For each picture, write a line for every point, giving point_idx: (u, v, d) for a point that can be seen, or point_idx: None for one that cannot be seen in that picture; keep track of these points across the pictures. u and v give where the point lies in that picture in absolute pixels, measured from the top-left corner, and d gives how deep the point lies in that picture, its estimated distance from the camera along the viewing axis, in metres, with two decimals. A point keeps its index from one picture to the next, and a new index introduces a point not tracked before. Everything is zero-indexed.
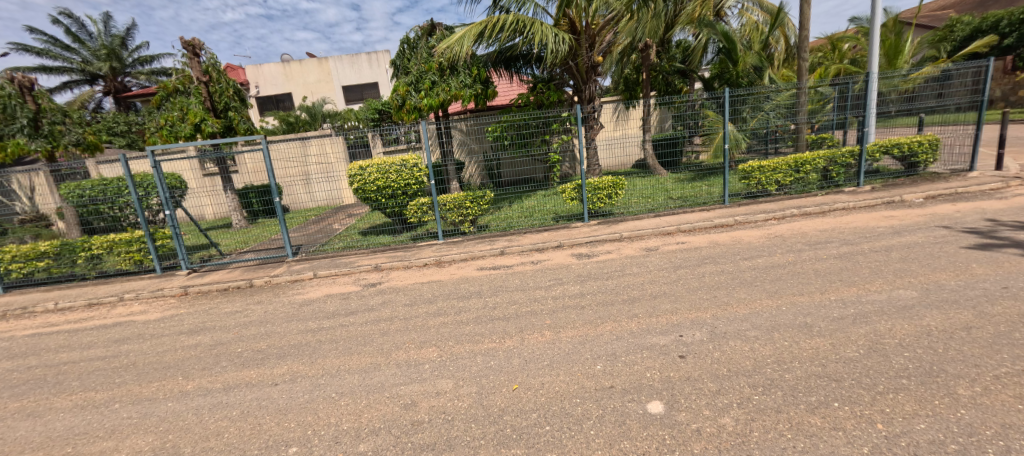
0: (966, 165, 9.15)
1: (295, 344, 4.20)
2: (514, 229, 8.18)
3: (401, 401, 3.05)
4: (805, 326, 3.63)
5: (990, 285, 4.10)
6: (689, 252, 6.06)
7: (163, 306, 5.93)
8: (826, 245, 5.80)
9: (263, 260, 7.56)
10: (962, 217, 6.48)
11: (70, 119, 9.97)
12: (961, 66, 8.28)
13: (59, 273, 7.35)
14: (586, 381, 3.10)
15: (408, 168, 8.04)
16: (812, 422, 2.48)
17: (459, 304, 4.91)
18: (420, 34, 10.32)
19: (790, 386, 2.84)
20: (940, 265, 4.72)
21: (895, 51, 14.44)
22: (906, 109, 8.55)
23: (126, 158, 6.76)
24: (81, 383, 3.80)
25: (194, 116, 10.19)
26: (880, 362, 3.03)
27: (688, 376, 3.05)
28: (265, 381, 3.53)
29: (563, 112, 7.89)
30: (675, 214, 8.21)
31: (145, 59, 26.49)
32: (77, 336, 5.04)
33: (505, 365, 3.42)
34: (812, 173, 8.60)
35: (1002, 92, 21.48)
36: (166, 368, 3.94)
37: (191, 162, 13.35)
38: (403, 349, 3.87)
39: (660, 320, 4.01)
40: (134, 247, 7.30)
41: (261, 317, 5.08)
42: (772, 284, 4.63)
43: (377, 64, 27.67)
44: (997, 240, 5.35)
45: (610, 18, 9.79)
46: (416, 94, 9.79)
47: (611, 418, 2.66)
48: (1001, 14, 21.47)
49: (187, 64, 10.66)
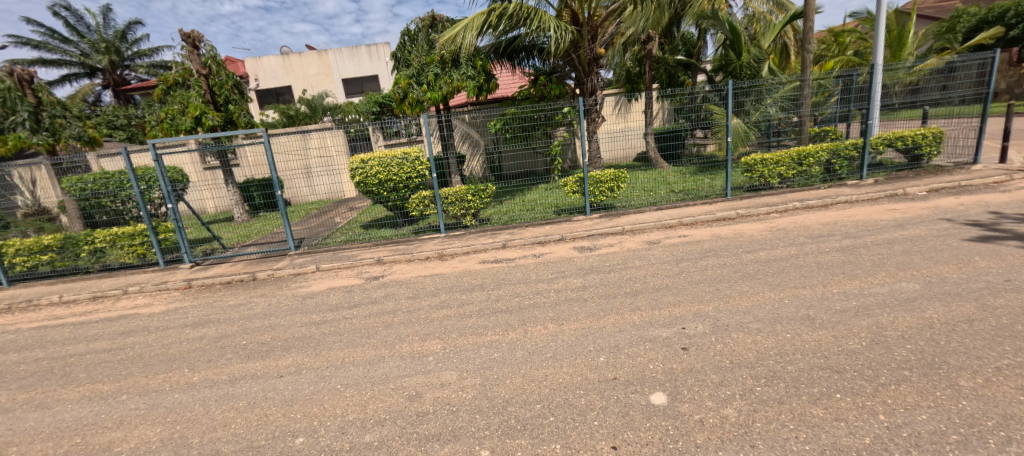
0: (970, 158, 9.14)
1: (299, 337, 4.22)
2: (516, 223, 8.18)
3: (406, 392, 3.07)
4: (808, 319, 3.64)
5: (993, 278, 4.10)
6: (691, 245, 6.07)
7: (167, 298, 5.96)
8: (829, 238, 5.80)
9: (266, 253, 7.56)
10: (966, 210, 6.47)
11: (69, 112, 9.98)
12: (965, 58, 8.23)
13: (62, 267, 7.37)
14: (590, 373, 3.12)
15: (410, 161, 7.99)
16: (815, 414, 2.50)
17: (462, 296, 4.93)
18: (420, 26, 10.19)
19: (792, 378, 2.85)
20: (943, 258, 4.72)
21: (900, 42, 14.32)
22: (909, 102, 8.52)
23: (128, 151, 6.67)
24: (87, 375, 3.83)
25: (194, 109, 10.14)
26: (882, 353, 3.05)
27: (691, 368, 3.06)
28: (270, 372, 3.56)
29: (563, 106, 7.87)
30: (676, 207, 8.21)
31: (144, 52, 26.34)
32: (83, 329, 5.07)
33: (508, 358, 3.43)
34: (815, 166, 8.60)
35: (1008, 84, 21.02)
36: (172, 360, 3.97)
37: (192, 156, 13.36)
38: (406, 341, 3.89)
39: (663, 312, 4.02)
40: (137, 240, 7.35)
41: (265, 310, 5.10)
42: (774, 277, 4.64)
43: (377, 57, 27.48)
44: (1000, 232, 5.36)
45: (611, 10, 9.61)
46: (418, 87, 9.72)
47: (615, 409, 2.68)
48: (1008, 4, 21.34)
49: (187, 57, 10.57)
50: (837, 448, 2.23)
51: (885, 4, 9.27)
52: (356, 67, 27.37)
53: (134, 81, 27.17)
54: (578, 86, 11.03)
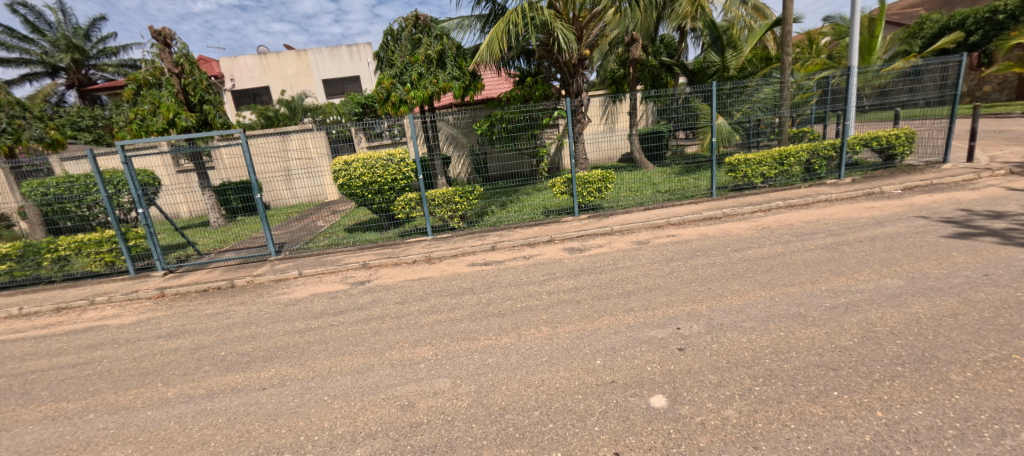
0: (939, 158, 9.53)
1: (282, 346, 4.04)
2: (504, 225, 8.07)
3: (398, 402, 2.94)
4: (800, 316, 3.65)
5: (972, 273, 4.21)
6: (679, 245, 6.09)
7: (139, 308, 5.65)
8: (813, 236, 5.89)
9: (244, 259, 7.29)
10: (939, 207, 6.67)
11: (29, 112, 9.45)
12: (930, 62, 8.45)
13: (22, 277, 6.94)
14: (587, 376, 3.05)
15: (396, 162, 7.82)
16: (814, 412, 2.48)
17: (452, 300, 4.81)
18: (403, 25, 9.79)
19: (789, 376, 2.84)
20: (924, 254, 4.84)
21: (868, 48, 14.79)
22: (878, 104, 9.03)
23: (94, 154, 6.27)
24: (51, 393, 3.57)
25: (166, 110, 9.72)
26: (874, 349, 3.06)
27: (688, 369, 3.02)
28: (252, 385, 3.38)
29: (557, 108, 7.75)
30: (663, 207, 8.27)
31: (110, 51, 25.33)
32: (45, 343, 4.75)
33: (503, 363, 3.34)
34: (795, 165, 8.80)
35: (968, 86, 23.24)
36: (144, 374, 3.74)
37: (164, 158, 12.84)
38: (397, 348, 3.75)
39: (657, 312, 3.99)
40: (105, 247, 6.96)
41: (245, 319, 4.89)
42: (764, 275, 4.67)
43: (359, 57, 27.21)
44: (973, 229, 5.52)
45: (596, 12, 9.63)
46: (402, 86, 9.48)
47: (614, 414, 2.62)
48: (967, 13, 22.34)
49: (158, 55, 10.14)
50: (838, 446, 2.22)
51: (860, 9, 9.52)
52: (338, 67, 27.00)
53: (101, 80, 26.06)
54: (564, 87, 11.01)
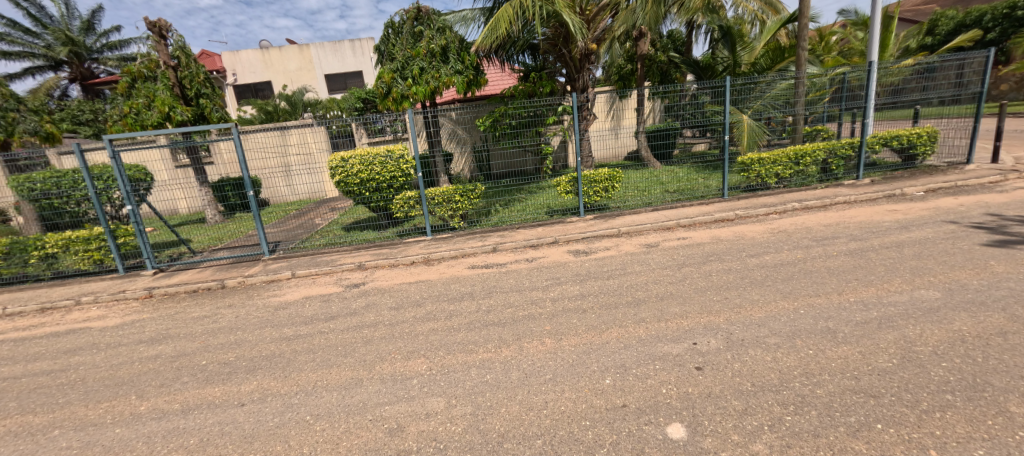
0: (963, 159, 9.11)
1: (267, 356, 3.77)
2: (506, 225, 7.76)
3: (386, 425, 2.66)
4: (829, 332, 3.33)
5: (1016, 285, 3.86)
6: (691, 248, 5.76)
7: (125, 310, 5.42)
8: (834, 240, 5.55)
9: (238, 259, 7.05)
10: (967, 211, 6.29)
11: (25, 104, 9.27)
12: (945, 58, 8.06)
13: (9, 274, 6.73)
14: (595, 399, 2.75)
15: (394, 159, 7.55)
16: (857, 449, 2.17)
17: (449, 307, 4.52)
18: (404, 18, 9.36)
19: (824, 404, 2.53)
20: (959, 262, 4.48)
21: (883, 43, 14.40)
22: (891, 102, 8.32)
23: (82, 148, 6.02)
24: (18, 404, 3.33)
25: (161, 103, 9.49)
26: (918, 374, 2.74)
27: (709, 392, 2.72)
28: (230, 401, 3.11)
29: (558, 105, 7.51)
30: (674, 208, 7.93)
31: (113, 45, 25.20)
32: (24, 346, 4.53)
33: (503, 380, 3.05)
34: (812, 165, 8.42)
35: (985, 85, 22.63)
36: (119, 385, 3.49)
37: (162, 153, 12.66)
38: (388, 361, 3.48)
39: (670, 325, 3.68)
40: (94, 245, 6.73)
41: (231, 323, 4.63)
42: (785, 284, 4.34)
43: (361, 51, 26.88)
44: (1010, 236, 5.14)
45: (604, 5, 9.29)
46: (402, 81, 9.18)
47: (627, 445, 2.32)
48: (985, 9, 21.72)
49: (153, 47, 9.94)
50: None
51: (880, 4, 9.11)
52: (341, 62, 26.71)
53: (104, 74, 26.00)
54: (570, 82, 10.70)
